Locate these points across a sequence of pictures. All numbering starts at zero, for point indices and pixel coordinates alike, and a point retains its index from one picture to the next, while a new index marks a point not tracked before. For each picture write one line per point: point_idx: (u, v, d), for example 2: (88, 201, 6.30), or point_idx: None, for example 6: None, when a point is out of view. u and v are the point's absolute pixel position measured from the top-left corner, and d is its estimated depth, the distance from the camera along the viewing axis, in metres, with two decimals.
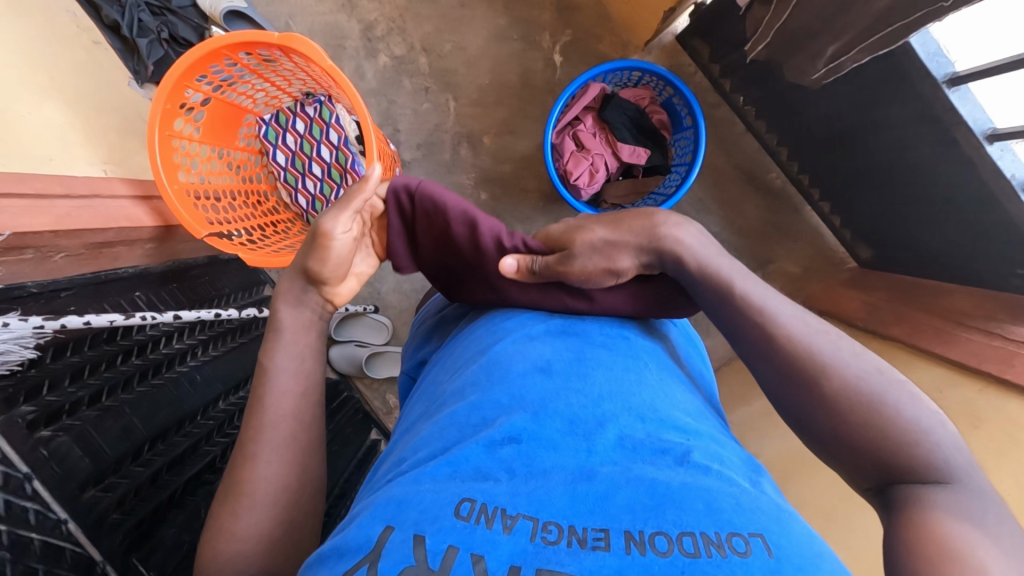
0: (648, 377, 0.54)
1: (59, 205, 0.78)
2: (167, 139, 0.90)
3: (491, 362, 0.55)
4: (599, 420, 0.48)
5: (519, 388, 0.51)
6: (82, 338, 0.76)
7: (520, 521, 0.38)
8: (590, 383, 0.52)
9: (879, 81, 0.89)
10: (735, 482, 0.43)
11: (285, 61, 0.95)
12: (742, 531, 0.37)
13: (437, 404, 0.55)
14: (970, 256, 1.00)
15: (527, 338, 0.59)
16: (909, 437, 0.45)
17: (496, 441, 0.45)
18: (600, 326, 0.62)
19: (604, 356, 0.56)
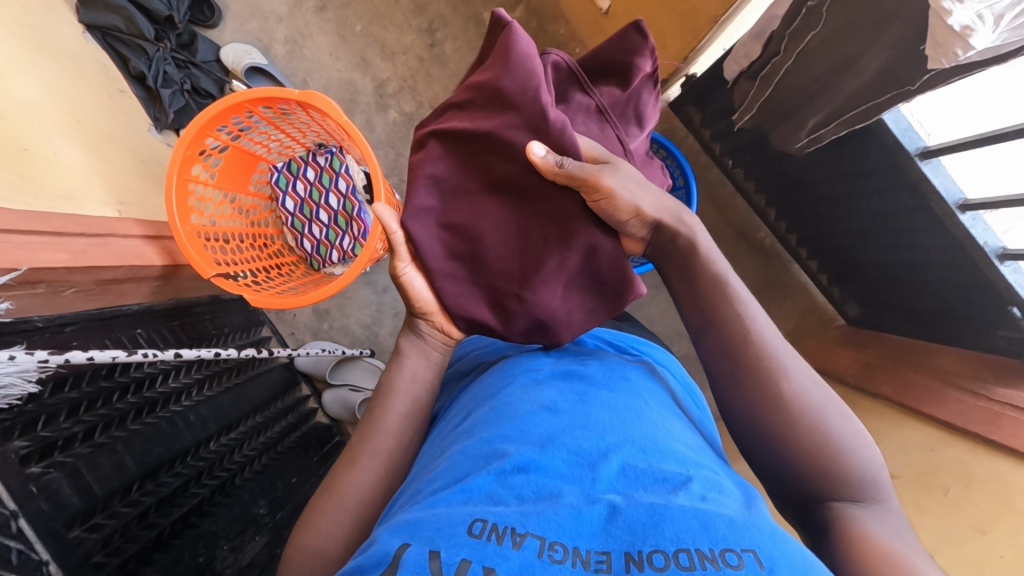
0: (648, 413, 0.55)
1: (75, 242, 0.82)
2: (184, 183, 0.94)
3: (501, 405, 0.57)
4: (602, 451, 0.49)
5: (527, 422, 0.53)
6: (81, 373, 0.77)
7: (528, 539, 0.39)
8: (594, 419, 0.53)
9: (857, 153, 0.95)
10: (731, 506, 0.43)
11: (301, 115, 1.01)
12: (736, 546, 0.38)
13: (450, 444, 0.56)
14: (952, 317, 1.04)
15: (534, 382, 0.60)
16: (844, 451, 0.52)
17: (506, 471, 0.46)
18: (603, 369, 0.63)
19: (609, 394, 0.57)
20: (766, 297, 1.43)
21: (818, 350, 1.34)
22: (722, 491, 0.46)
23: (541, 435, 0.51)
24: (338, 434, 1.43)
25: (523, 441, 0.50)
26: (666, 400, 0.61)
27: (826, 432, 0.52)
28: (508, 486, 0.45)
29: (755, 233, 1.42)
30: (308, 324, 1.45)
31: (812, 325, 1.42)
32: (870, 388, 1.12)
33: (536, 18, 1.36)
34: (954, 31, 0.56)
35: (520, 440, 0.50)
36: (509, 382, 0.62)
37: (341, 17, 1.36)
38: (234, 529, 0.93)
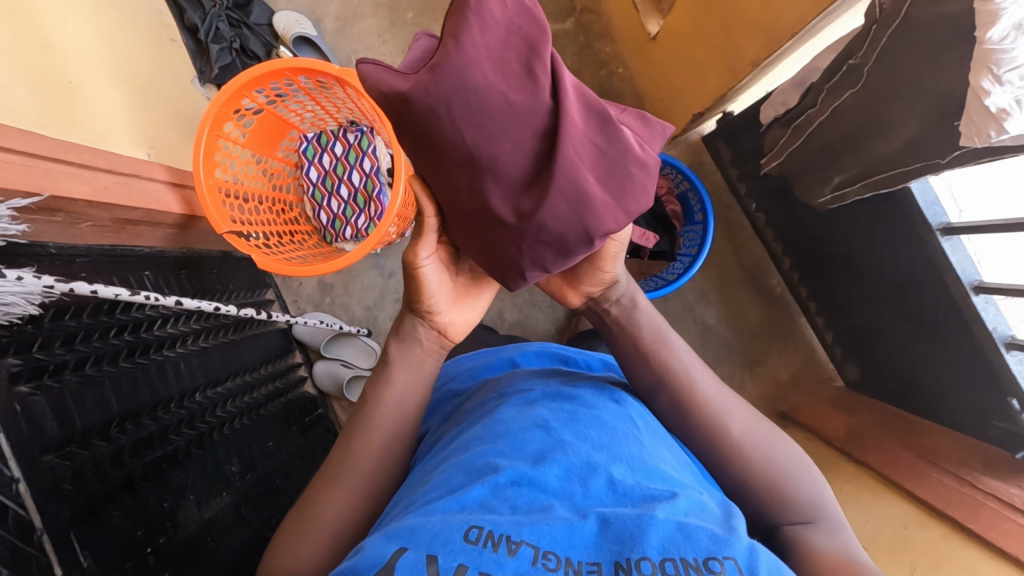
0: (637, 432, 0.56)
1: (100, 177, 0.82)
2: (215, 138, 0.96)
3: (494, 421, 0.58)
4: (592, 465, 0.50)
5: (519, 437, 0.54)
6: (83, 305, 0.82)
7: (523, 548, 0.41)
8: (585, 433, 0.54)
9: (881, 218, 0.94)
10: (715, 519, 0.46)
11: (338, 90, 1.03)
12: (719, 556, 0.41)
13: (443, 456, 0.57)
14: (950, 398, 1.02)
15: (526, 401, 0.62)
16: (787, 479, 0.61)
17: (500, 483, 0.48)
18: (593, 389, 0.65)
19: (598, 412, 0.58)
20: (768, 345, 1.42)
21: (811, 407, 1.33)
22: (704, 509, 0.47)
23: (533, 450, 0.52)
24: (321, 407, 1.44)
25: (515, 454, 0.52)
26: (645, 422, 0.61)
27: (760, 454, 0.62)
28: (502, 498, 0.46)
29: (767, 279, 1.41)
30: (311, 295, 1.46)
31: (809, 381, 1.40)
32: (856, 455, 1.10)
33: (585, 34, 1.38)
34: (991, 113, 0.56)
35: (513, 454, 0.52)
36: (505, 398, 0.63)
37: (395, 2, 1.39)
38: (203, 482, 0.93)
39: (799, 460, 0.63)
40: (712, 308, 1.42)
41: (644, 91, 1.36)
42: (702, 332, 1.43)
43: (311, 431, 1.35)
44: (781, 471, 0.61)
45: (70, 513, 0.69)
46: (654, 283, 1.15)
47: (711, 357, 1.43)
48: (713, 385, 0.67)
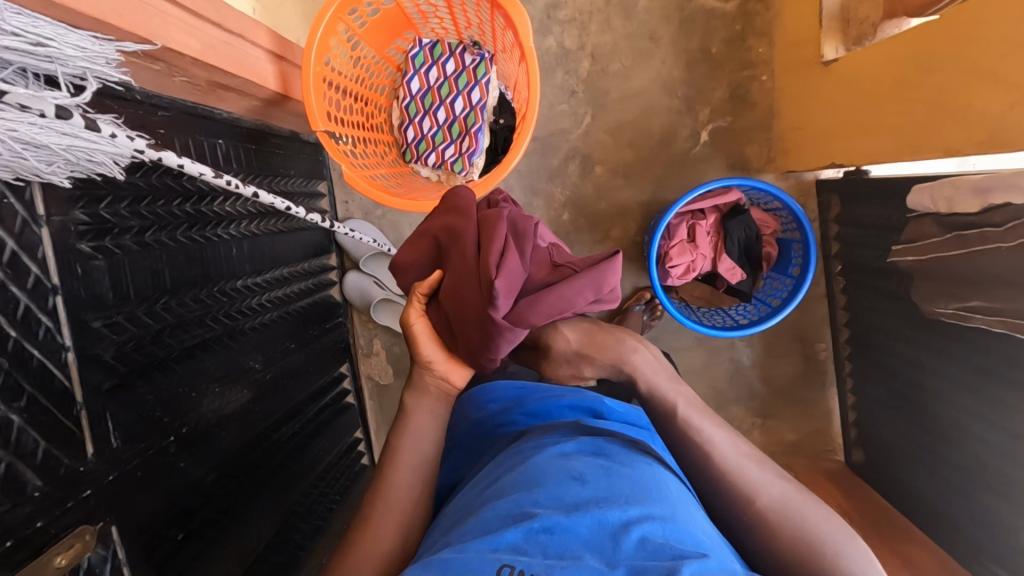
0: (675, 492, 0.53)
1: (213, 34, 0.73)
2: (336, 20, 0.85)
3: (529, 467, 0.57)
4: (624, 514, 0.48)
5: (548, 487, 0.53)
6: (157, 166, 0.75)
7: None
8: (616, 484, 0.52)
9: (986, 348, 0.90)
10: None
11: (481, 8, 0.90)
12: None
13: (477, 502, 0.57)
14: (955, 525, 1.04)
15: (562, 451, 0.59)
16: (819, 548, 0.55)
17: (532, 530, 0.48)
18: (634, 449, 0.62)
19: (633, 469, 0.56)
20: (788, 402, 1.42)
21: (806, 473, 1.36)
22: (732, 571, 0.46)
23: (568, 500, 0.51)
24: (341, 316, 1.40)
25: (546, 501, 0.51)
26: (658, 473, 0.58)
27: (802, 533, 0.56)
28: (533, 545, 0.47)
29: (815, 341, 1.38)
30: (363, 201, 1.38)
31: (811, 446, 1.43)
32: None
33: (744, 23, 1.23)
34: None
35: (545, 501, 0.51)
36: (545, 446, 0.61)
37: None
38: (228, 373, 0.90)
39: (837, 531, 0.56)
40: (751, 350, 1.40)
41: (780, 109, 1.23)
42: (732, 368, 1.42)
43: (327, 337, 1.33)
44: (804, 533, 0.55)
45: (108, 388, 0.67)
46: (721, 321, 1.10)
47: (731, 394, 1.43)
48: (740, 454, 0.63)
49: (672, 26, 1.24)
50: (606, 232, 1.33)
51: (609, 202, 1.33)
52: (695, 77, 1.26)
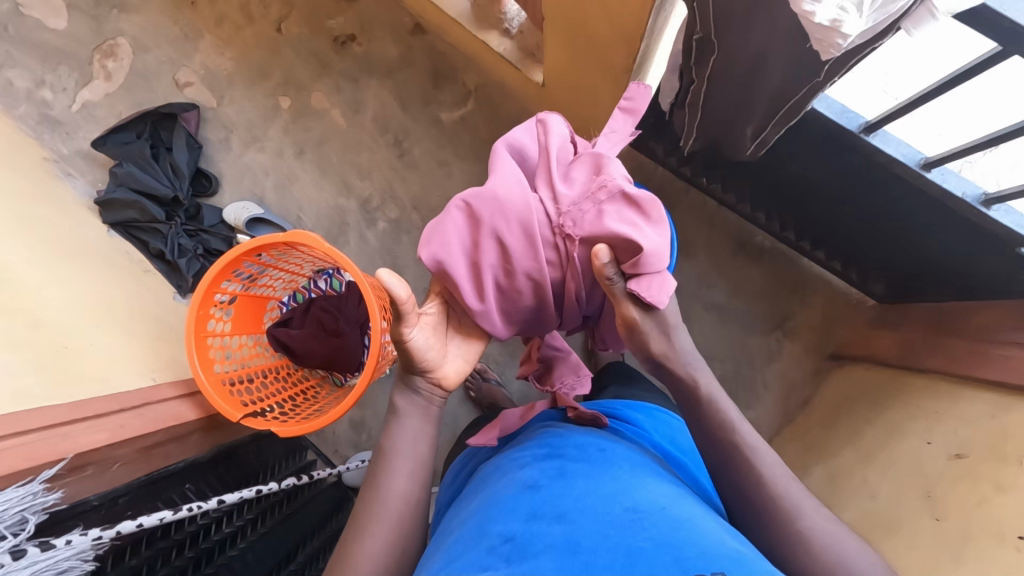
0: (620, 473, 0.57)
1: (113, 419, 0.90)
2: (203, 339, 1.03)
3: (486, 495, 0.58)
4: (559, 514, 0.49)
5: (509, 499, 0.54)
6: (139, 539, 0.82)
7: None
8: (572, 487, 0.54)
9: (814, 141, 0.96)
10: (707, 534, 0.47)
11: (294, 253, 1.11)
12: (709, 572, 0.41)
13: (444, 535, 0.57)
14: (973, 271, 0.99)
15: (517, 467, 0.61)
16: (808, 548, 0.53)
17: (495, 544, 0.47)
18: (583, 448, 0.63)
19: (586, 467, 0.58)
20: (788, 299, 1.40)
21: (858, 339, 1.30)
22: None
23: (526, 510, 0.51)
24: None
25: (507, 518, 0.50)
26: (642, 462, 0.63)
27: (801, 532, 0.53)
28: (496, 555, 0.45)
29: (753, 239, 1.41)
30: (349, 438, 1.46)
31: (842, 314, 1.37)
32: (917, 365, 1.06)
33: (488, 105, 1.50)
34: (826, 27, 0.57)
35: (504, 517, 0.50)
36: (497, 474, 0.64)
37: (318, 154, 1.53)
38: None
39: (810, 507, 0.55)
40: (717, 287, 1.41)
41: None
42: (715, 313, 1.40)
43: None
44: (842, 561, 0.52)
45: None
46: None
47: (739, 334, 1.40)
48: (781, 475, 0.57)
49: (447, 148, 1.50)
50: None
51: None
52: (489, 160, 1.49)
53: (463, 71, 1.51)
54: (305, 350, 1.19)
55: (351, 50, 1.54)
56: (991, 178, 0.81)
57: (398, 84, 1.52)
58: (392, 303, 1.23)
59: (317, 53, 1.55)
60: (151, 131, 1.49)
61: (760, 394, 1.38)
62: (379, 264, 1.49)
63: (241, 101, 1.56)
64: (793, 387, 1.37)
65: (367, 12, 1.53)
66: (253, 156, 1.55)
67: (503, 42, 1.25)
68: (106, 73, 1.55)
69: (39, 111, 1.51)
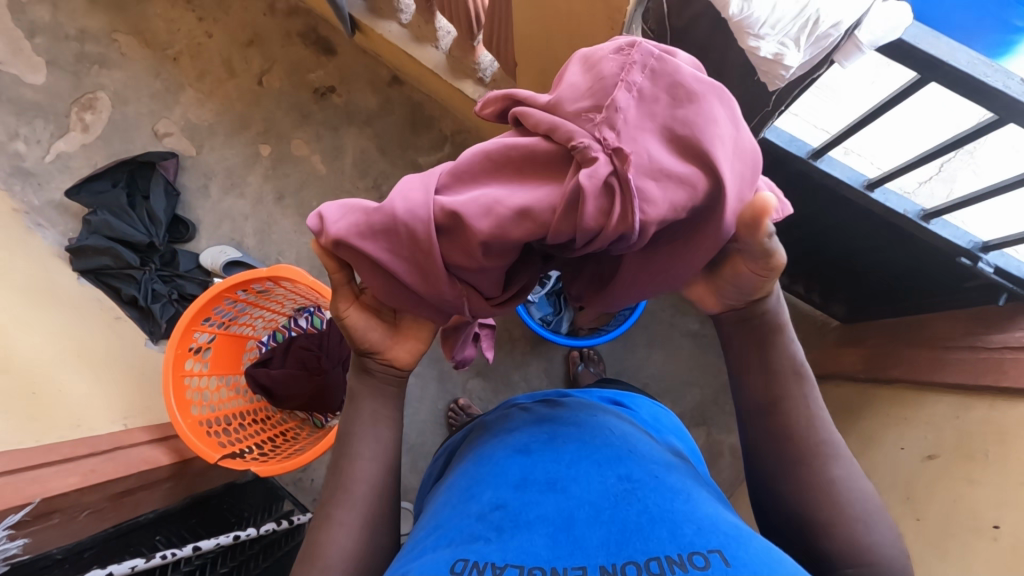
0: (614, 440, 0.60)
1: (82, 464, 0.86)
2: (180, 379, 1.01)
3: (477, 459, 0.61)
4: (550, 482, 0.53)
5: (502, 465, 0.57)
6: None
7: (508, 568, 0.44)
8: (563, 454, 0.57)
9: (770, 171, 1.05)
10: (700, 506, 0.49)
11: (276, 289, 1.11)
12: (703, 549, 0.44)
13: (433, 495, 0.61)
14: (923, 285, 1.07)
15: (508, 433, 0.65)
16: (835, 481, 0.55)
17: (485, 511, 0.50)
18: (574, 414, 0.66)
19: (578, 432, 0.61)
20: None
21: (826, 357, 1.35)
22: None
23: (515, 477, 0.55)
24: None
25: (496, 484, 0.54)
26: (633, 427, 0.66)
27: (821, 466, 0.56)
28: (487, 523, 0.49)
29: None
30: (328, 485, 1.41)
31: (810, 335, 1.44)
32: (883, 376, 1.11)
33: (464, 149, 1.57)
34: (770, 60, 0.64)
35: (495, 484, 0.54)
36: (489, 434, 0.68)
37: (299, 199, 1.56)
38: None
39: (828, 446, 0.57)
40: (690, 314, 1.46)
41: None
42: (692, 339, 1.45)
43: None
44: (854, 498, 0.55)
45: None
46: (622, 315, 1.24)
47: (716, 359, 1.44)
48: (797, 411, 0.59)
49: None
50: (511, 336, 1.47)
51: None
52: None
53: (440, 118, 1.58)
54: (283, 389, 1.18)
55: (331, 101, 1.61)
56: (932, 196, 0.91)
57: (377, 131, 1.59)
58: None
59: (298, 104, 1.61)
60: (128, 180, 1.49)
61: None
62: None
63: (222, 150, 1.59)
64: None
65: (347, 65, 1.62)
66: (232, 202, 1.57)
67: (478, 89, 1.33)
68: (82, 125, 1.56)
69: (12, 163, 1.50)
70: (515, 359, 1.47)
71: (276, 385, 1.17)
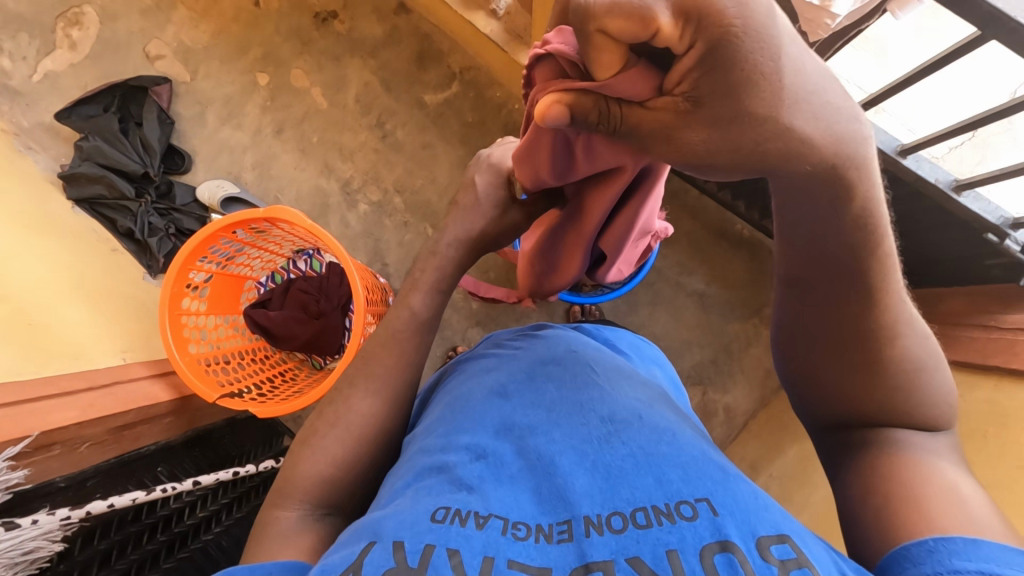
0: (593, 377, 0.59)
1: (81, 398, 0.87)
2: (178, 317, 1.00)
3: (455, 401, 0.61)
4: (529, 429, 0.53)
5: (481, 411, 0.57)
6: (108, 522, 0.78)
7: (490, 520, 0.43)
8: (543, 396, 0.57)
9: None
10: (685, 448, 0.49)
11: (274, 230, 1.08)
12: (690, 498, 0.43)
13: (412, 441, 0.62)
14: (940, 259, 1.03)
15: (486, 372, 0.64)
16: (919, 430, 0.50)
17: (464, 458, 0.50)
18: (551, 348, 0.66)
19: (557, 369, 0.61)
20: (765, 286, 1.43)
21: None
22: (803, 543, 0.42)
23: (495, 421, 0.55)
24: None
25: (476, 431, 0.53)
26: (615, 363, 0.65)
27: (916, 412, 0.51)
28: (466, 472, 0.48)
29: (733, 228, 1.43)
30: None
31: None
32: None
33: (473, 88, 1.48)
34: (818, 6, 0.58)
35: (473, 429, 0.54)
36: (468, 373, 0.67)
37: (299, 133, 1.50)
38: None
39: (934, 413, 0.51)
40: (696, 275, 1.43)
41: None
42: (697, 299, 1.43)
43: None
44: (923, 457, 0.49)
45: None
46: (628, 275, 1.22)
47: (719, 321, 1.43)
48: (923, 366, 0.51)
49: (432, 131, 1.49)
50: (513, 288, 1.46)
51: (497, 267, 1.46)
52: (474, 144, 1.48)
53: (448, 52, 1.49)
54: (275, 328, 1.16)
55: (333, 28, 1.50)
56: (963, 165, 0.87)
57: (382, 64, 1.50)
58: (375, 286, 1.21)
59: (298, 29, 1.50)
60: (120, 105, 1.42)
61: (736, 379, 1.43)
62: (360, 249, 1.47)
63: (218, 76, 1.50)
64: (769, 372, 1.42)
65: None
66: (229, 134, 1.50)
67: (490, 22, 1.23)
68: (69, 42, 1.47)
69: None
70: (516, 310, 1.46)
71: (269, 321, 1.15)
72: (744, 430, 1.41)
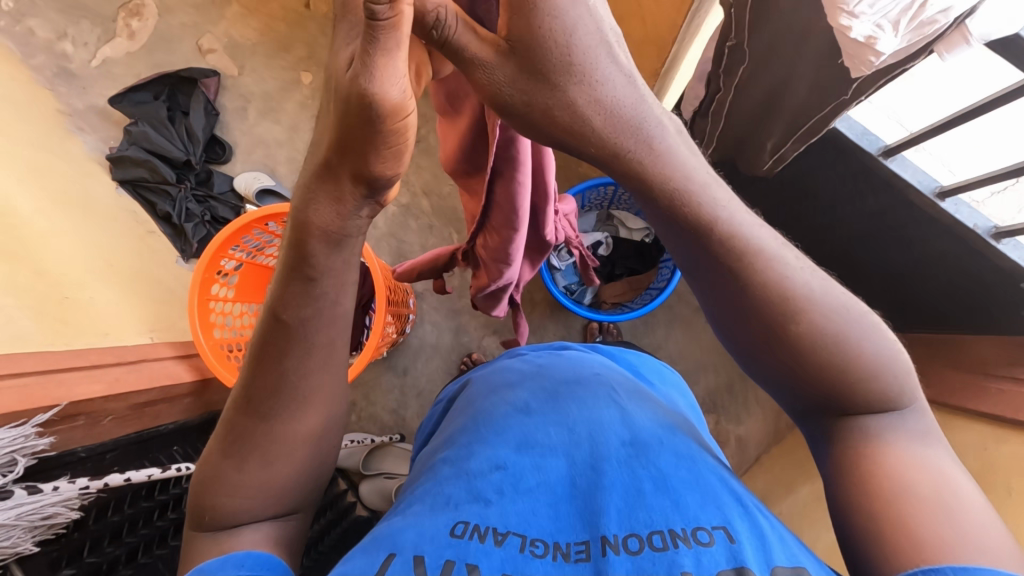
0: (616, 399, 0.60)
1: (109, 372, 0.91)
2: (206, 302, 1.03)
3: (476, 414, 0.62)
4: (550, 447, 0.53)
5: (503, 425, 0.57)
6: (122, 496, 0.80)
7: (509, 537, 0.43)
8: (565, 415, 0.58)
9: (835, 160, 0.98)
10: (706, 475, 0.49)
11: None
12: (708, 525, 0.43)
13: (432, 452, 0.62)
14: (972, 306, 1.01)
15: (508, 387, 0.65)
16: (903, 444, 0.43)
17: (484, 471, 0.50)
18: (571, 369, 0.67)
19: (581, 389, 0.61)
20: None
21: None
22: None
23: (515, 436, 0.55)
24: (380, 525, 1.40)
25: (496, 445, 0.54)
26: (635, 387, 0.65)
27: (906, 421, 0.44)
28: (486, 485, 0.49)
29: None
30: None
31: None
32: None
33: None
34: (862, 42, 0.59)
35: (494, 443, 0.54)
36: (489, 387, 0.68)
37: None
38: None
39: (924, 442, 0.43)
40: None
41: None
42: None
43: None
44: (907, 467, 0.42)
45: None
46: (648, 295, 1.21)
47: None
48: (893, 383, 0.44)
49: None
50: (532, 300, 1.46)
51: None
52: None
53: None
54: None
55: None
56: (1005, 212, 0.85)
57: None
58: (397, 286, 1.23)
59: None
60: (168, 94, 1.48)
61: (751, 411, 1.41)
62: (384, 249, 1.50)
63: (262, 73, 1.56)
64: None
65: None
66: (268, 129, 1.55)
67: None
68: (129, 32, 1.54)
69: (56, 63, 1.48)
70: (532, 322, 1.47)
71: None
72: (755, 463, 1.39)
